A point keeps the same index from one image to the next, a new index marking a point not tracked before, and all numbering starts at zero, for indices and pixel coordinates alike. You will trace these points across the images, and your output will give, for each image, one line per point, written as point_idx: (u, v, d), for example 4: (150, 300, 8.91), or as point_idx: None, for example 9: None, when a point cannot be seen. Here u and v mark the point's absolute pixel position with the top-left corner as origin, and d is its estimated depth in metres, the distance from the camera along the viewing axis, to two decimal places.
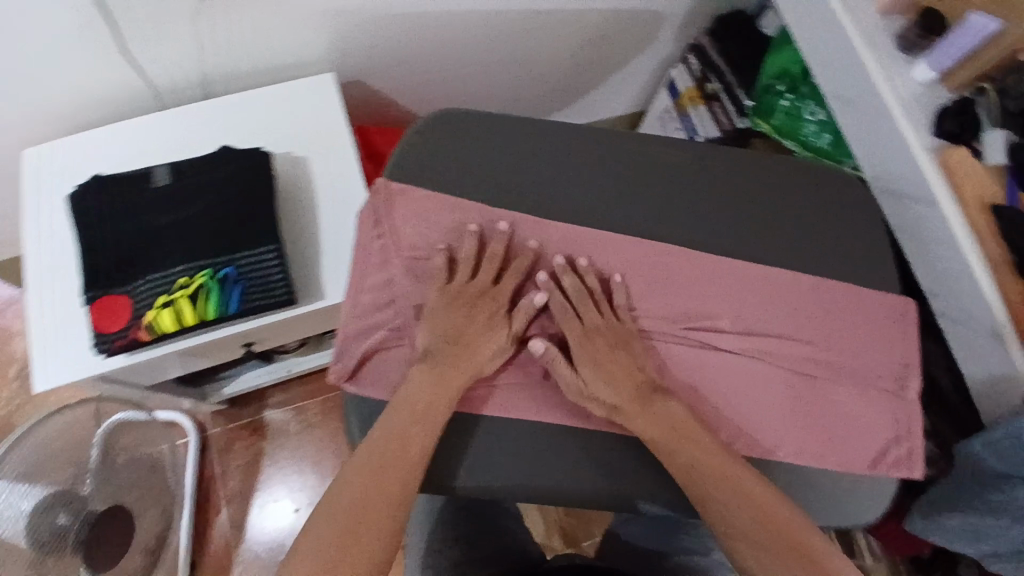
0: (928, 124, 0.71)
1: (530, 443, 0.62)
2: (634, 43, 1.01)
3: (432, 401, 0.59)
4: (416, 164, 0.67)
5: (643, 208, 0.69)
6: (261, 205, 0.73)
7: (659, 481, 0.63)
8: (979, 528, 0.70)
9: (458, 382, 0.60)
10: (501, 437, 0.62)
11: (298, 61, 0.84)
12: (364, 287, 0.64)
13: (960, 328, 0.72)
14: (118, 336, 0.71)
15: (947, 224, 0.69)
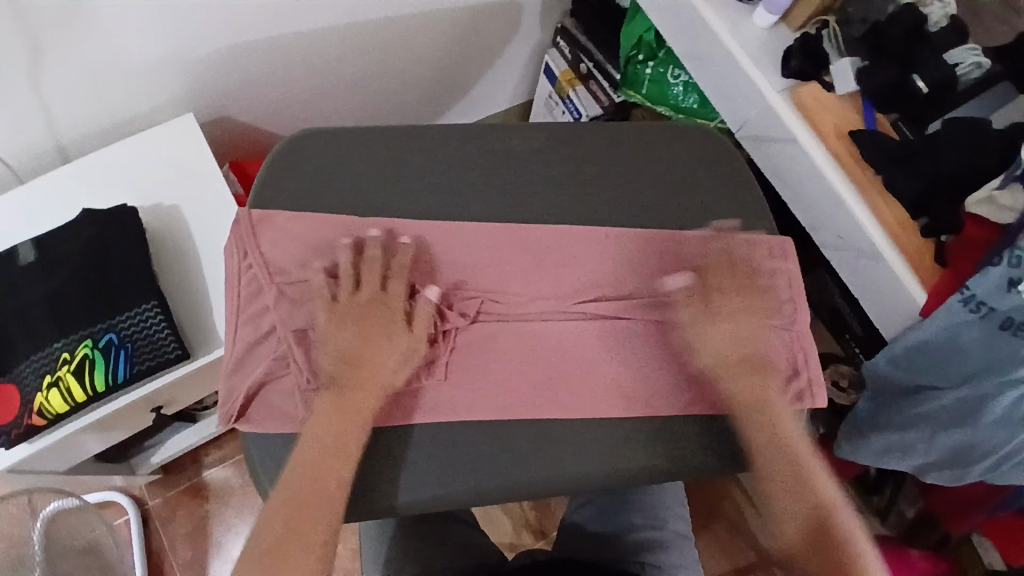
0: (779, 65, 0.73)
1: (444, 449, 0.61)
2: (496, 32, 1.03)
3: (341, 430, 0.58)
4: (281, 192, 0.66)
5: (519, 193, 0.68)
6: (137, 264, 0.72)
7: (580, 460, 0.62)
8: (906, 443, 0.72)
9: (367, 405, 0.59)
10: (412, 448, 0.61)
11: (157, 108, 0.83)
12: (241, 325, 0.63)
13: (845, 255, 0.74)
14: (12, 427, 0.67)
15: (808, 156, 0.71)
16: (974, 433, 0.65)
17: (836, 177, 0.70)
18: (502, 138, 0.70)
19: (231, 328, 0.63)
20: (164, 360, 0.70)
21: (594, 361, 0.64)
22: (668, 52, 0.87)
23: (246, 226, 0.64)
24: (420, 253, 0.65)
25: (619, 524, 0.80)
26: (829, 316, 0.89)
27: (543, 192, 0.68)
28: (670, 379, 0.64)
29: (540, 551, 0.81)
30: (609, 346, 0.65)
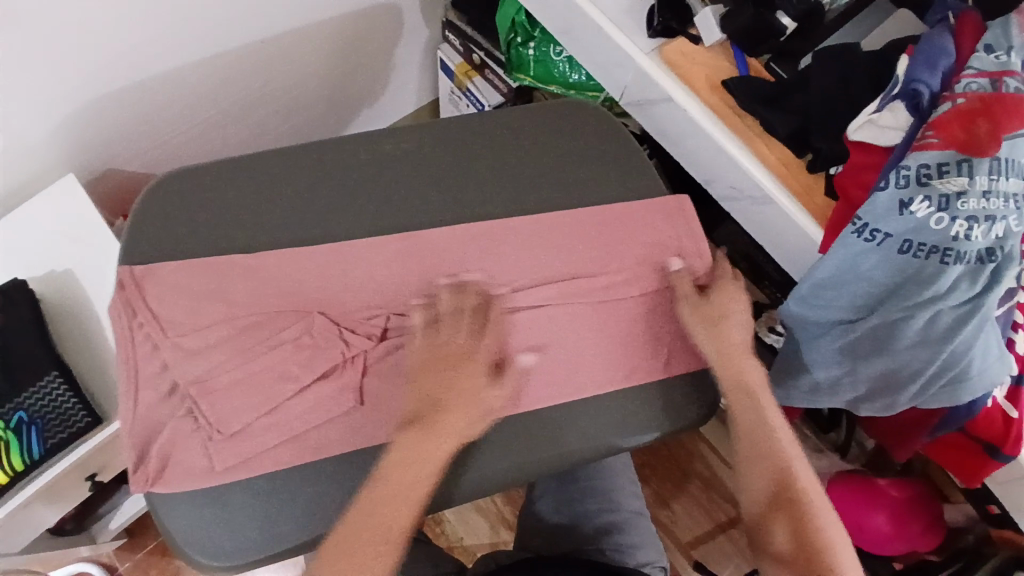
0: (643, 27, 0.72)
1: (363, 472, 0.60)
2: (381, 37, 1.01)
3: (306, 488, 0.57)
4: (158, 243, 0.64)
5: (403, 200, 0.67)
6: (33, 338, 0.70)
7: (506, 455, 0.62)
8: (835, 380, 0.72)
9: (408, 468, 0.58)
10: (329, 477, 0.60)
11: (36, 176, 0.81)
12: (143, 386, 0.60)
13: (740, 204, 0.73)
14: None
15: (686, 114, 0.70)
16: (894, 359, 0.66)
17: (716, 129, 0.69)
18: (378, 147, 0.69)
19: (128, 390, 0.61)
20: (75, 430, 0.70)
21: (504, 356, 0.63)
22: (543, 32, 0.86)
23: (131, 284, 0.62)
24: (312, 280, 0.63)
25: (574, 511, 0.80)
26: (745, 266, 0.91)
27: (429, 195, 0.68)
28: (590, 359, 0.64)
29: (502, 551, 0.81)
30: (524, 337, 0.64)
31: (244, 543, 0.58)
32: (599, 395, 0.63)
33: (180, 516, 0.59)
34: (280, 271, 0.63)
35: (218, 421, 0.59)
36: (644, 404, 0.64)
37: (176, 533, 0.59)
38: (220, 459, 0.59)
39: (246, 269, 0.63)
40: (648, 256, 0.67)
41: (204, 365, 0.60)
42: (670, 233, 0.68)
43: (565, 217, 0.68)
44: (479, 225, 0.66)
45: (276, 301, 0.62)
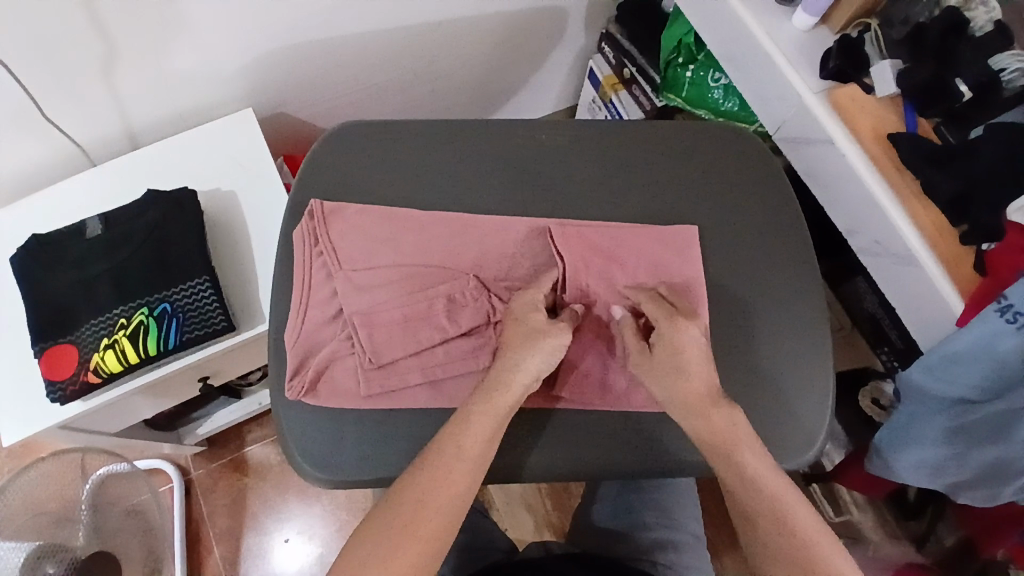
0: (816, 68, 0.73)
1: None
2: (543, 39, 1.06)
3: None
4: (326, 179, 0.70)
5: (546, 184, 0.70)
6: (191, 242, 0.77)
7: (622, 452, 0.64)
8: (941, 461, 0.69)
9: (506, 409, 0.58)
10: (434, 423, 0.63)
11: (220, 101, 0.89)
12: (305, 307, 0.65)
13: (882, 260, 0.72)
14: (68, 383, 0.73)
15: (846, 160, 0.70)
16: (1007, 450, 0.64)
17: (872, 180, 0.69)
18: (535, 133, 0.72)
19: (299, 310, 0.65)
20: (211, 331, 0.75)
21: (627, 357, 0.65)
22: (708, 55, 0.88)
23: (318, 215, 0.67)
24: (463, 242, 0.67)
25: (636, 522, 0.80)
26: (867, 327, 0.88)
27: (576, 188, 0.70)
28: (732, 378, 0.65)
29: (557, 544, 0.82)
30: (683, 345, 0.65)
31: (344, 465, 0.62)
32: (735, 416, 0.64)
33: (296, 424, 0.63)
34: (440, 228, 0.67)
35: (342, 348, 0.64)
36: (775, 435, 0.64)
37: (288, 438, 0.63)
38: (377, 389, 0.63)
39: (419, 221, 0.67)
40: (782, 289, 0.68)
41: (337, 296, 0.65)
42: (805, 271, 0.69)
43: (703, 234, 0.69)
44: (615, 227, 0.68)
45: (430, 255, 0.66)
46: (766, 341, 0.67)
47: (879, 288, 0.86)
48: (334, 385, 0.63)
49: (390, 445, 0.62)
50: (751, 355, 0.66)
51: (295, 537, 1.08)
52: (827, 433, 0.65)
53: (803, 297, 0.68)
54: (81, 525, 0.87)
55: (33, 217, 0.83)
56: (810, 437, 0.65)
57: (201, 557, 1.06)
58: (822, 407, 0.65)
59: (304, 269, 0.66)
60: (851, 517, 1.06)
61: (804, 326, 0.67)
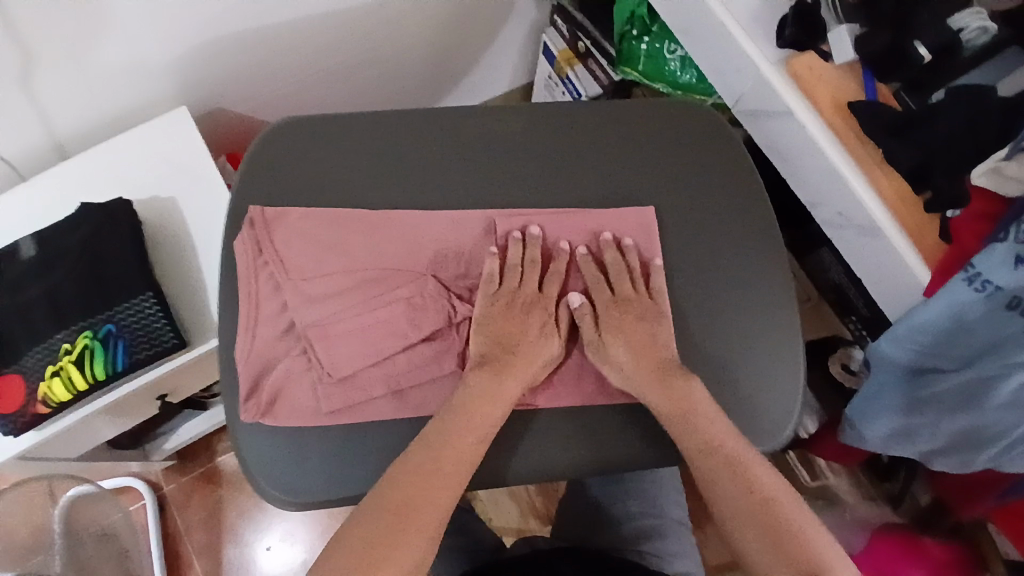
0: (770, 37, 0.71)
1: None
2: (492, 15, 1.01)
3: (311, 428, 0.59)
4: (265, 185, 0.66)
5: (499, 175, 0.67)
6: (131, 257, 0.73)
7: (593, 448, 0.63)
8: (912, 429, 0.70)
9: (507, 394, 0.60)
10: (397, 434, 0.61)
11: (153, 102, 0.84)
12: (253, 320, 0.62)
13: (845, 232, 0.71)
14: (18, 416, 0.70)
15: (804, 132, 0.68)
16: (979, 417, 0.63)
17: (833, 151, 0.67)
18: (487, 123, 0.69)
19: (251, 328, 0.62)
20: (161, 350, 0.72)
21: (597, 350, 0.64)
22: (661, 27, 0.84)
23: (260, 223, 0.64)
24: (415, 241, 0.64)
25: (617, 511, 0.79)
26: (834, 296, 0.88)
27: (533, 177, 0.67)
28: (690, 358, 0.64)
29: (538, 537, 0.81)
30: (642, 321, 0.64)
31: (307, 486, 0.60)
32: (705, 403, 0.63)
33: (255, 446, 0.61)
34: (390, 229, 0.64)
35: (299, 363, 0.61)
36: (745, 419, 0.63)
37: (248, 461, 0.61)
38: (338, 400, 0.60)
39: (368, 222, 0.64)
40: (746, 269, 0.66)
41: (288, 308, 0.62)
42: (772, 250, 0.67)
43: (664, 217, 0.67)
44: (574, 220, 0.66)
45: (382, 258, 0.63)
46: (732, 321, 0.65)
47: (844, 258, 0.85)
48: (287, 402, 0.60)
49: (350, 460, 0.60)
50: (718, 340, 0.64)
51: (275, 544, 1.06)
52: (799, 413, 0.64)
53: (771, 276, 0.66)
54: (54, 553, 0.84)
55: None
56: (781, 418, 0.64)
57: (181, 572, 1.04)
58: (792, 386, 0.64)
59: (253, 283, 0.63)
60: (827, 481, 1.06)
61: (772, 306, 0.66)
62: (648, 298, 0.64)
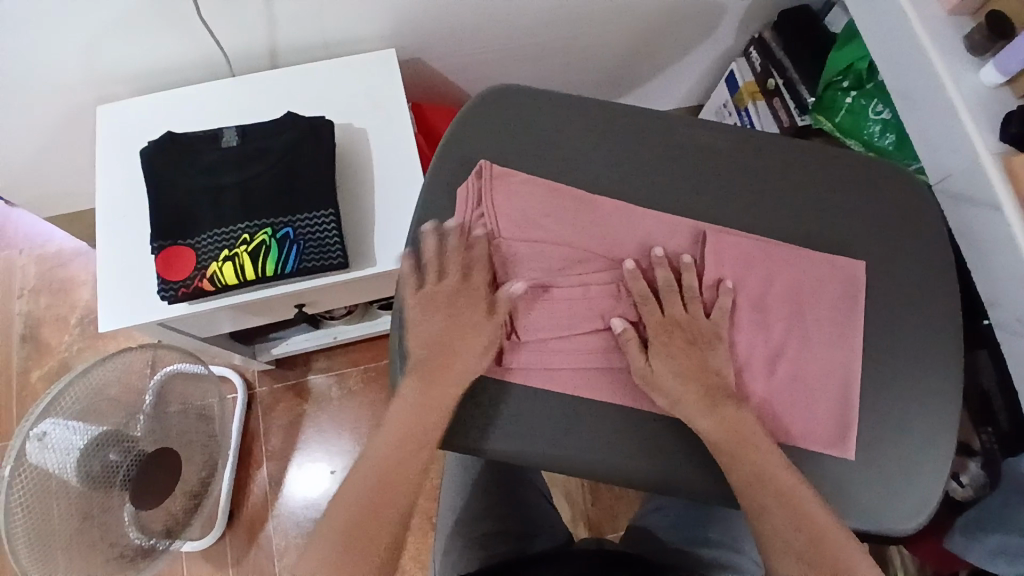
0: (994, 129, 0.69)
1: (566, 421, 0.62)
2: (689, 34, 1.02)
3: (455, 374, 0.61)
4: (473, 140, 0.69)
5: (690, 189, 0.68)
6: (318, 172, 0.77)
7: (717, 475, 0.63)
8: (1022, 549, 0.68)
9: (440, 388, 0.61)
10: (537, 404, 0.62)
11: (365, 34, 0.88)
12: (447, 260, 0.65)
13: (1020, 340, 0.69)
14: (181, 285, 0.74)
15: (1007, 230, 0.67)
16: None
17: None
18: (690, 135, 0.70)
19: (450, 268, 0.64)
20: (328, 265, 0.74)
21: (768, 390, 0.64)
22: (876, 86, 0.84)
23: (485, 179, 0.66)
24: (613, 232, 0.66)
25: (696, 535, 0.80)
26: (976, 404, 0.82)
27: (724, 199, 0.68)
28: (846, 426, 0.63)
29: (609, 542, 0.82)
30: (813, 372, 0.64)
31: (461, 434, 0.62)
32: (839, 467, 0.62)
33: None
34: (598, 217, 0.66)
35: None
36: (874, 495, 0.62)
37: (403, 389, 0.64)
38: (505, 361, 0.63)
39: (586, 204, 0.66)
40: (911, 349, 0.66)
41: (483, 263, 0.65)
42: (943, 334, 0.66)
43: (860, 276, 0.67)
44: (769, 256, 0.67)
45: (592, 241, 0.65)
46: (890, 394, 0.64)
47: (1002, 366, 0.81)
48: (430, 329, 0.63)
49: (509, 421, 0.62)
50: (867, 408, 0.64)
51: (339, 471, 1.10)
52: (933, 509, 0.62)
53: (933, 360, 0.65)
54: (140, 417, 0.89)
55: (170, 114, 0.84)
56: (910, 506, 0.62)
57: (249, 471, 1.10)
58: (934, 476, 0.63)
59: (463, 228, 0.66)
60: None
61: (927, 390, 0.65)
62: (836, 357, 0.64)
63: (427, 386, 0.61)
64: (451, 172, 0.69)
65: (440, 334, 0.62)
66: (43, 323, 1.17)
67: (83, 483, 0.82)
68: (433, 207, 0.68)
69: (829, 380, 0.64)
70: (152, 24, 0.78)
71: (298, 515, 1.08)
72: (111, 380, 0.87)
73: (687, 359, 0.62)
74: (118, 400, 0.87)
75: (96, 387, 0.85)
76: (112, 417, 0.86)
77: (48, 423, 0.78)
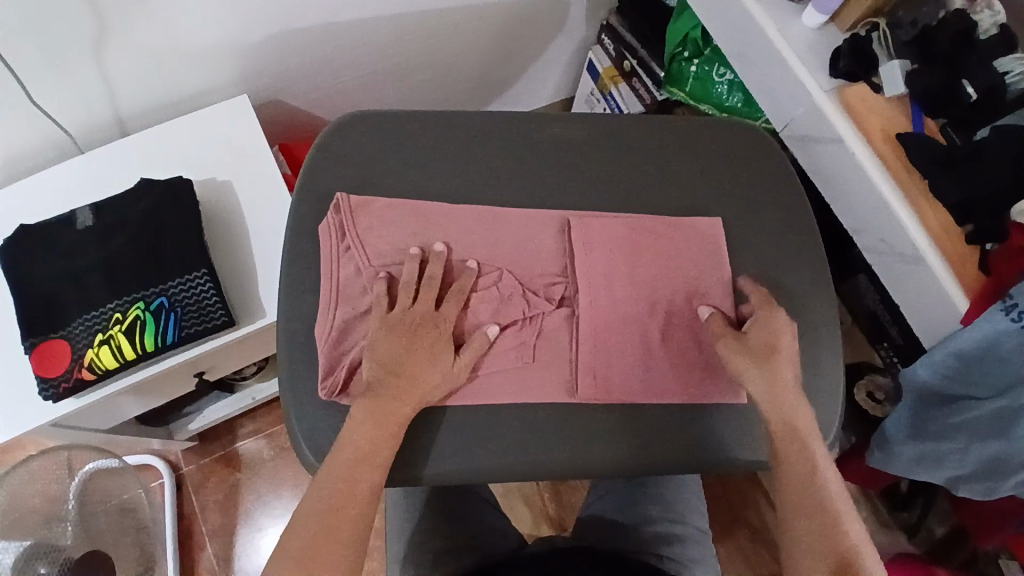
0: (825, 67, 0.73)
1: (478, 432, 0.62)
2: (542, 30, 1.04)
3: (377, 431, 0.58)
4: (330, 173, 0.69)
5: (552, 181, 0.70)
6: (185, 235, 0.75)
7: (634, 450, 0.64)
8: (939, 453, 0.71)
9: (399, 414, 0.59)
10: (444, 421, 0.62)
11: (214, 87, 0.86)
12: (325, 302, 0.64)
13: (887, 258, 0.73)
14: (61, 380, 0.70)
15: (854, 159, 0.71)
16: (1008, 446, 0.64)
17: (883, 182, 0.69)
18: (546, 128, 0.72)
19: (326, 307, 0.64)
20: (211, 326, 0.73)
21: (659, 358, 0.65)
22: (713, 50, 0.88)
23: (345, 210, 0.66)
24: (481, 237, 0.67)
25: (638, 515, 0.81)
26: (867, 322, 0.90)
27: (584, 185, 0.71)
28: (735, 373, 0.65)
29: (560, 539, 0.82)
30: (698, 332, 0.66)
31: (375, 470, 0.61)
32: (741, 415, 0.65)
33: (312, 423, 0.62)
34: (461, 226, 0.67)
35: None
36: None
37: (301, 438, 0.62)
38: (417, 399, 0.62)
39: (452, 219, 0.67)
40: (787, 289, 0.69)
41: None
42: (814, 271, 0.70)
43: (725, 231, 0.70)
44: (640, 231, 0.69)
45: (466, 255, 0.66)
46: None
47: (880, 286, 0.86)
48: (385, 349, 0.60)
49: (442, 448, 0.61)
50: None
51: None
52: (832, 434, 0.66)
53: (810, 295, 0.69)
54: (67, 523, 0.84)
55: (21, 205, 0.80)
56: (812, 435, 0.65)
57: (194, 554, 1.04)
58: (831, 402, 0.66)
59: (332, 264, 0.65)
60: None
61: (808, 325, 0.69)
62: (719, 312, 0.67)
63: (376, 411, 0.58)
64: (317, 209, 0.68)
65: (398, 361, 0.60)
66: None
67: None
68: (304, 247, 0.66)
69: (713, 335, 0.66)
70: None
71: None
72: (23, 493, 0.82)
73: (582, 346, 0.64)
74: (36, 511, 0.83)
75: (9, 503, 0.81)
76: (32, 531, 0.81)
77: None
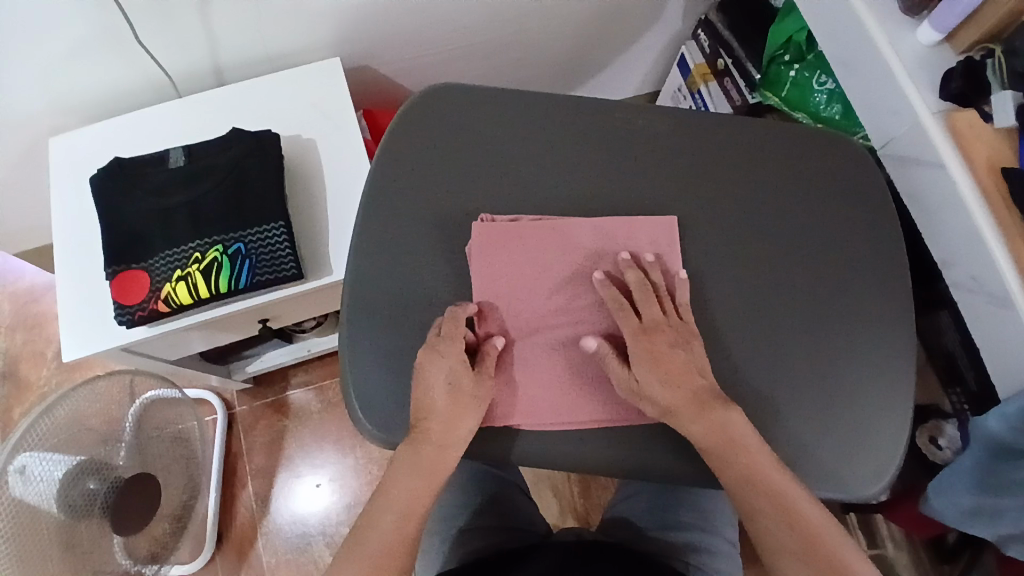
0: (938, 88, 0.69)
1: (601, 451, 0.63)
2: (633, 22, 1.03)
3: (426, 474, 0.60)
4: (412, 142, 0.70)
5: (627, 177, 0.69)
6: (269, 188, 0.78)
7: (678, 455, 0.63)
8: (993, 509, 0.68)
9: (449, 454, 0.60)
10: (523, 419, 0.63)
11: (308, 47, 0.88)
12: (393, 264, 0.66)
13: (975, 297, 0.69)
14: (137, 308, 0.74)
15: (955, 188, 0.67)
16: None
17: (980, 215, 0.65)
18: (628, 121, 0.71)
19: (397, 274, 0.66)
20: (281, 276, 0.75)
21: (717, 365, 0.65)
22: (817, 57, 0.85)
23: (497, 227, 0.66)
24: (564, 254, 0.66)
25: (668, 520, 0.80)
26: (942, 365, 0.85)
27: (660, 184, 0.69)
28: (849, 406, 0.65)
29: (587, 531, 0.83)
30: (764, 348, 0.65)
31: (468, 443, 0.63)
32: (795, 435, 0.64)
33: (365, 379, 0.64)
34: (564, 236, 0.66)
35: (424, 314, 0.65)
36: (833, 458, 0.63)
37: (353, 392, 0.64)
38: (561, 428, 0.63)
39: (548, 251, 0.66)
40: (858, 310, 0.67)
41: (430, 264, 0.66)
42: (893, 299, 0.68)
43: (800, 249, 0.68)
44: (710, 236, 0.68)
45: (533, 287, 0.65)
46: (838, 361, 0.66)
47: (964, 325, 0.82)
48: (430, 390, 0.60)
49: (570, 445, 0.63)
50: (816, 380, 0.65)
51: (326, 483, 1.11)
52: (894, 474, 0.63)
53: (882, 324, 0.67)
54: (120, 443, 0.88)
55: (120, 140, 0.84)
56: (871, 473, 0.63)
57: (235, 490, 1.10)
58: (893, 439, 0.64)
59: (406, 234, 0.67)
60: (884, 552, 1.04)
61: (876, 355, 0.66)
62: (776, 330, 0.66)
63: (431, 446, 0.60)
64: (391, 174, 0.69)
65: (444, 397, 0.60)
66: (19, 359, 1.16)
67: (62, 512, 0.79)
68: (375, 212, 0.68)
69: (785, 353, 0.65)
70: (91, 56, 0.78)
71: (287, 531, 1.08)
72: (84, 412, 0.84)
73: (670, 364, 0.60)
74: (94, 429, 0.85)
75: (68, 420, 0.82)
76: (89, 446, 0.84)
77: (24, 456, 0.75)
